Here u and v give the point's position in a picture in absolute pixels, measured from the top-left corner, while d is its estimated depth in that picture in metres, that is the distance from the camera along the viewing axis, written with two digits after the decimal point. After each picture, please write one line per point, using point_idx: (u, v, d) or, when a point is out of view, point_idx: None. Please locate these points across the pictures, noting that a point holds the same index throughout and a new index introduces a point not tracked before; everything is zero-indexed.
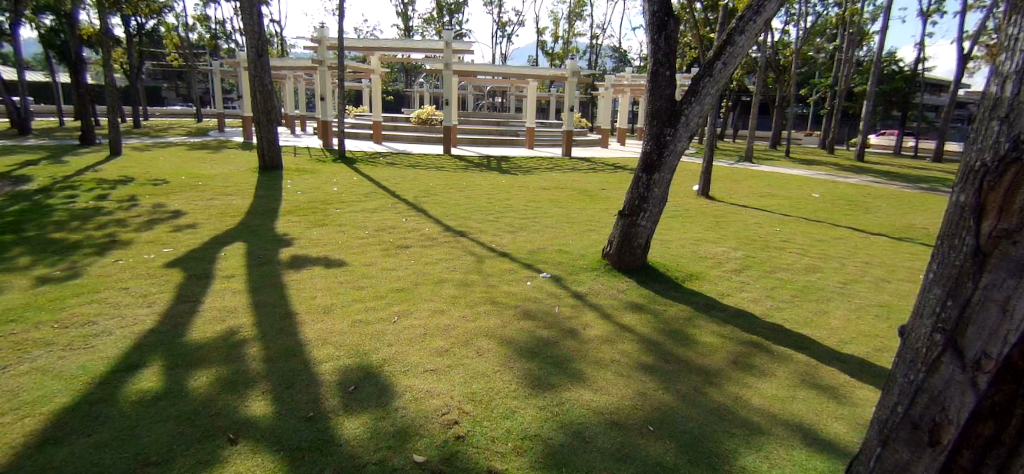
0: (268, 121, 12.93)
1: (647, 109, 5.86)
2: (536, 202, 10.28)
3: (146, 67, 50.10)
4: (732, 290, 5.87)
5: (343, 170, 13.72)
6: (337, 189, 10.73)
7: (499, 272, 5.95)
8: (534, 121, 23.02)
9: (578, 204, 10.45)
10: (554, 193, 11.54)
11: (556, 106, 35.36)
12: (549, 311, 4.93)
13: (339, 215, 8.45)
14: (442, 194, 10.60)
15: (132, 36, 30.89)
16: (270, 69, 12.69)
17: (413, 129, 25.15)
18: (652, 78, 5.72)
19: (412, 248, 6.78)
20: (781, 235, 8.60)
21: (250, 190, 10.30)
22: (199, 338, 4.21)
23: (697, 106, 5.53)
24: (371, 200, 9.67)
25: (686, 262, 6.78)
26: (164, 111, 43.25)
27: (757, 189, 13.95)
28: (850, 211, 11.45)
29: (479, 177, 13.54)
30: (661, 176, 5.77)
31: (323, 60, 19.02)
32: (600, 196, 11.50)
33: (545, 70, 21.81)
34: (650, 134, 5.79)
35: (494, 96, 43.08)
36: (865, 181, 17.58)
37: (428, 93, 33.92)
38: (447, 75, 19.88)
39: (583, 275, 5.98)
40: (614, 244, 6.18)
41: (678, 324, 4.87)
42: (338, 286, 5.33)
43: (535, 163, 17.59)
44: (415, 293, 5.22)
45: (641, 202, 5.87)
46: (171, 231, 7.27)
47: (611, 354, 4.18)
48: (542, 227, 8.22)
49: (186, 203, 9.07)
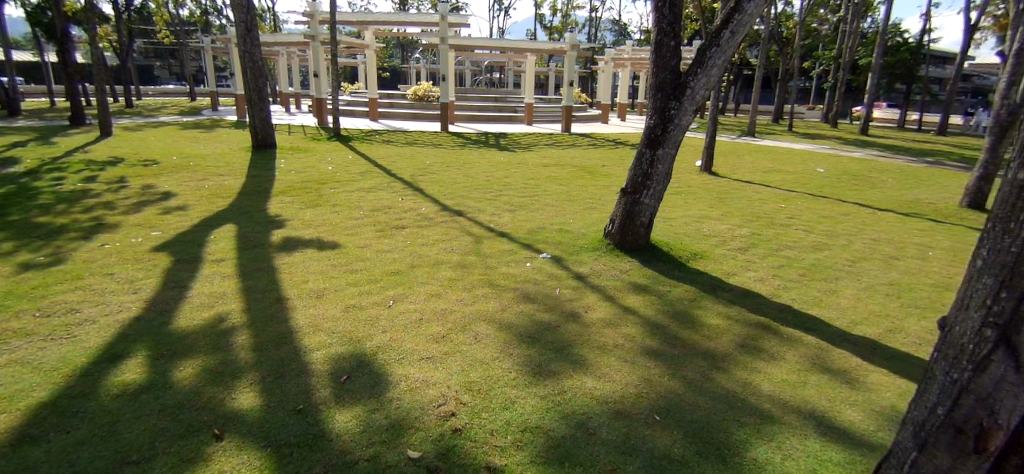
0: (259, 99, 12.62)
1: (650, 82, 5.61)
2: (535, 180, 10.06)
3: (138, 45, 49.18)
4: (737, 270, 5.71)
5: (339, 149, 13.46)
6: (332, 168, 10.49)
7: (498, 253, 5.77)
8: (532, 97, 22.60)
9: (579, 181, 10.23)
10: (554, 170, 11.31)
11: (555, 81, 34.76)
12: (550, 294, 4.76)
13: (334, 195, 8.25)
14: (440, 172, 10.37)
15: (120, 12, 30.16)
16: (260, 44, 12.33)
17: (410, 105, 24.72)
18: (656, 49, 5.46)
19: (409, 229, 6.60)
20: (786, 211, 8.41)
21: (243, 170, 10.07)
22: (185, 326, 4.05)
23: (704, 77, 5.28)
24: (367, 179, 9.45)
25: (689, 240, 6.60)
26: (158, 90, 42.61)
27: (760, 164, 13.71)
28: (855, 186, 11.25)
29: (478, 154, 13.28)
30: (665, 151, 5.55)
31: (316, 35, 18.55)
32: (601, 173, 11.27)
33: (544, 43, 21.31)
34: (654, 108, 5.55)
35: (492, 72, 42.38)
36: (869, 155, 17.31)
37: (424, 69, 33.32)
38: (444, 50, 19.40)
39: (584, 255, 5.80)
40: (616, 223, 5.99)
41: (683, 305, 4.71)
42: (331, 269, 5.16)
43: (535, 139, 17.28)
44: (411, 275, 5.05)
45: (644, 179, 5.66)
46: (160, 214, 7.08)
47: (614, 338, 4.03)
48: (542, 205, 8.03)
49: (176, 184, 8.85)
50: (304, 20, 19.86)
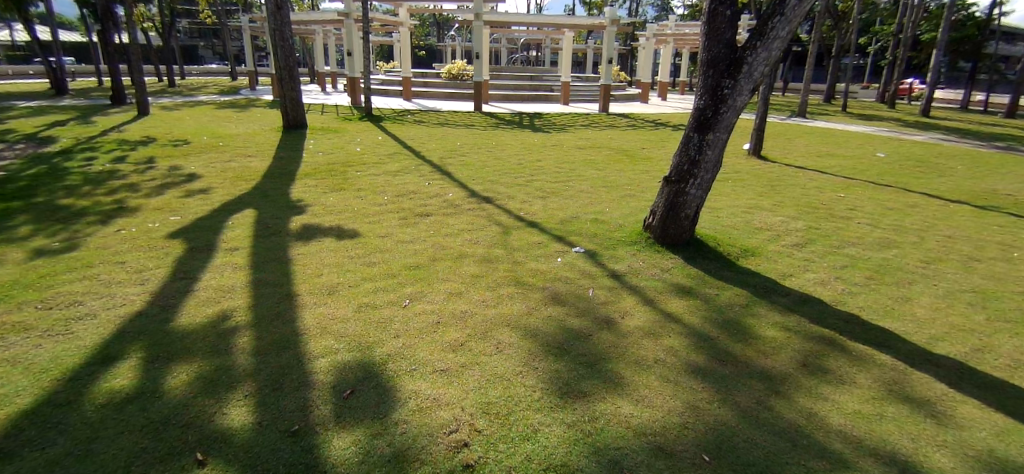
0: (290, 78, 12.38)
1: (701, 57, 5.02)
2: (571, 163, 9.52)
3: (182, 25, 50.17)
4: (795, 271, 5.10)
5: (370, 129, 13.17)
6: (360, 150, 10.19)
7: (527, 245, 5.32)
8: (569, 75, 21.82)
9: (616, 165, 9.63)
10: (590, 153, 10.72)
11: (592, 59, 33.67)
12: (584, 295, 4.30)
13: (359, 178, 7.93)
14: (470, 155, 9.94)
15: None
16: (290, 22, 12.04)
17: (444, 85, 24.27)
18: (710, 19, 4.86)
19: (433, 216, 6.21)
20: (846, 202, 7.64)
21: (271, 150, 9.88)
22: (187, 325, 3.77)
23: (764, 52, 4.67)
24: (394, 162, 9.10)
25: (739, 235, 5.99)
26: (201, 70, 43.42)
27: (813, 148, 12.75)
28: (920, 173, 10.27)
29: (510, 136, 12.76)
30: (717, 136, 4.97)
31: (349, 13, 18.22)
32: (640, 156, 10.61)
33: (582, 19, 20.40)
34: (704, 87, 4.97)
35: (529, 50, 41.41)
36: (933, 139, 15.99)
37: (460, 47, 32.75)
38: (478, 27, 18.76)
39: (622, 251, 5.29)
40: (657, 215, 5.45)
41: (732, 313, 4.18)
42: (347, 261, 4.81)
43: (570, 120, 16.62)
44: (432, 270, 4.66)
45: (691, 166, 5.10)
46: (182, 197, 6.91)
47: (654, 351, 3.55)
48: (576, 192, 7.50)
49: (203, 166, 8.69)
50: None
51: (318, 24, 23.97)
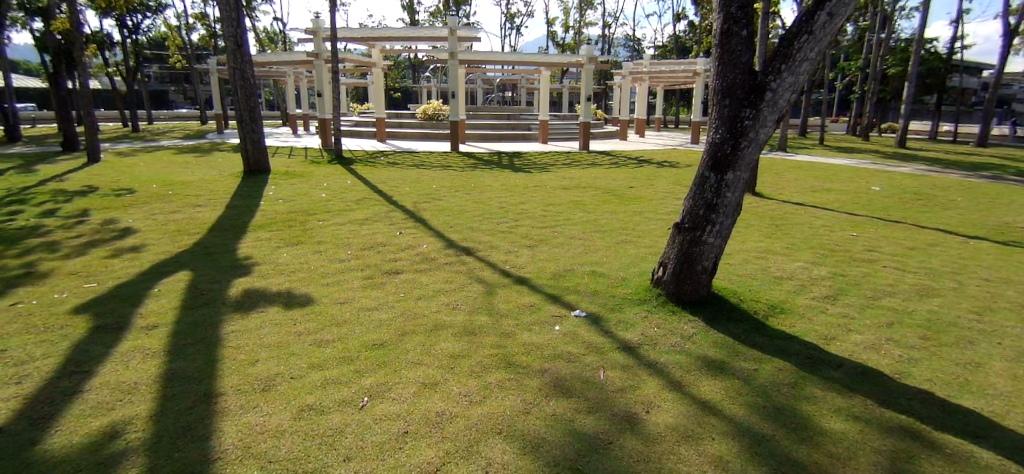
0: (251, 119, 11.46)
1: (713, 85, 4.34)
2: (556, 205, 8.72)
3: (152, 70, 49.23)
4: (836, 334, 4.29)
5: (339, 172, 12.27)
6: (325, 195, 9.25)
7: (517, 309, 4.41)
8: (547, 114, 21.38)
9: (606, 206, 8.89)
10: (575, 194, 9.97)
11: (568, 98, 33.67)
12: (594, 380, 3.38)
13: (321, 228, 7.00)
14: (446, 199, 9.12)
15: (127, 37, 29.70)
16: (251, 60, 11.21)
17: (419, 125, 23.62)
18: (722, 42, 4.20)
19: (404, 273, 5.29)
20: (863, 243, 6.95)
21: (225, 198, 8.90)
22: (58, 449, 2.74)
23: (789, 77, 3.98)
24: (363, 208, 8.21)
25: (760, 288, 5.19)
26: (170, 114, 42.36)
27: (805, 183, 12.24)
28: (923, 207, 9.74)
29: (490, 176, 11.98)
30: (737, 176, 4.21)
31: (319, 52, 17.51)
32: (630, 196, 9.89)
33: (560, 57, 20.05)
34: (719, 118, 4.26)
35: (505, 90, 41.42)
36: (919, 170, 15.70)
37: (435, 88, 32.52)
38: (453, 65, 18.22)
39: (630, 313, 4.41)
40: (668, 270, 4.63)
41: (782, 397, 3.31)
42: (294, 340, 3.84)
43: (551, 159, 16.03)
44: (400, 349, 3.71)
45: (708, 211, 4.31)
46: (107, 258, 5.86)
47: (698, 465, 2.63)
48: (567, 239, 6.69)
49: (143, 219, 7.64)
50: (307, 38, 18.90)
51: (288, 66, 23.30)
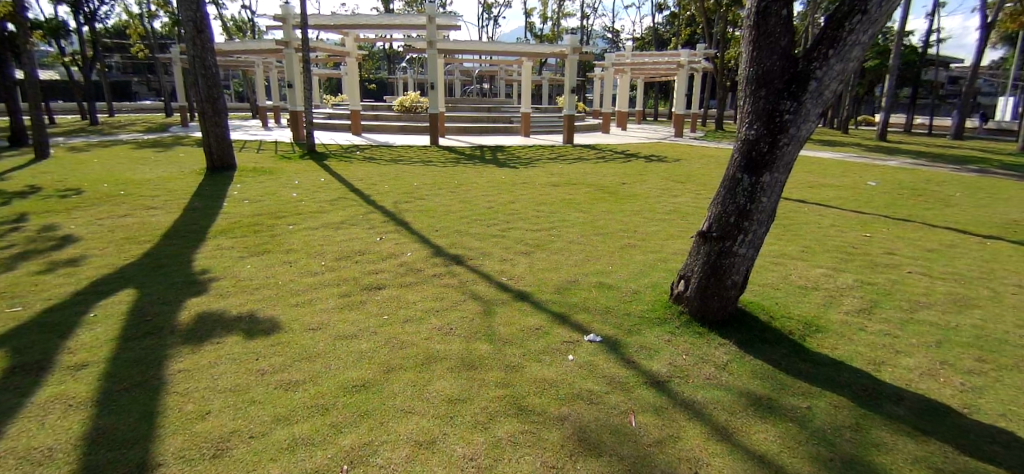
0: (215, 112, 10.61)
1: (745, 73, 3.78)
2: (548, 204, 8.12)
3: (112, 59, 46.87)
4: (883, 359, 3.78)
5: (311, 169, 11.45)
6: (296, 195, 8.47)
7: (521, 334, 3.78)
8: (529, 107, 20.72)
9: (601, 204, 8.32)
10: (566, 191, 9.37)
11: (548, 89, 33.03)
12: (625, 430, 2.78)
13: (291, 234, 6.27)
14: (430, 198, 8.44)
15: (82, 23, 27.95)
16: (213, 47, 10.30)
17: (396, 118, 22.73)
18: (757, 23, 3.63)
19: (386, 288, 4.62)
20: (878, 246, 6.53)
21: (184, 199, 8.06)
22: None
23: (838, 64, 3.44)
24: (339, 210, 7.48)
25: (785, 301, 4.67)
26: (132, 106, 40.38)
27: (799, 178, 11.88)
28: (924, 203, 9.43)
29: (474, 172, 11.31)
30: (774, 178, 3.66)
31: (289, 41, 16.49)
32: (624, 192, 9.34)
33: (542, 47, 19.35)
34: (753, 112, 3.70)
35: (483, 81, 40.53)
36: (907, 164, 15.54)
37: (412, 79, 31.54)
38: (432, 56, 17.40)
39: (651, 337, 3.82)
40: (691, 285, 4.07)
41: (849, 446, 2.77)
42: (256, 381, 3.15)
43: (535, 153, 15.41)
44: (386, 391, 3.05)
45: (739, 218, 3.76)
46: (39, 273, 5.04)
47: None
48: (567, 243, 6.10)
49: (87, 223, 6.77)
50: (276, 26, 17.86)
51: (255, 55, 22.09)
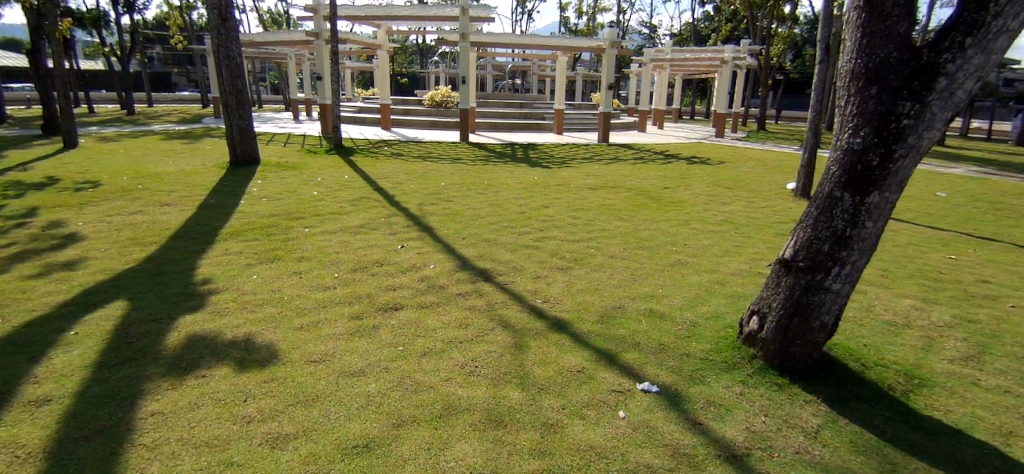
0: (239, 103, 10.22)
1: (849, 67, 3.05)
2: (585, 210, 7.44)
3: (154, 50, 47.83)
4: (1012, 428, 3.01)
5: (336, 164, 11.00)
6: (316, 193, 7.99)
7: (559, 378, 3.14)
8: (563, 103, 19.98)
9: (643, 211, 7.60)
10: (603, 195, 8.68)
11: (582, 86, 32.16)
12: None
13: (305, 238, 5.75)
14: (458, 199, 7.86)
15: (122, 14, 28.32)
16: (238, 37, 9.91)
17: (426, 112, 22.26)
18: (869, 4, 2.91)
19: (404, 310, 4.03)
20: (969, 270, 5.65)
21: (200, 195, 7.66)
22: None
23: (978, 56, 2.67)
24: (360, 211, 6.95)
25: (873, 342, 3.91)
26: (171, 97, 41.12)
27: None
28: (1006, 219, 8.42)
29: (504, 172, 10.68)
30: (883, 198, 2.93)
31: (319, 32, 16.12)
32: (667, 198, 8.58)
33: (579, 41, 18.53)
34: (857, 116, 2.98)
35: (515, 77, 39.83)
36: (974, 172, 14.28)
37: (443, 74, 31.09)
38: (464, 49, 16.82)
39: (718, 388, 3.14)
40: (767, 324, 3.37)
41: None
42: (237, 434, 2.59)
43: (569, 152, 14.72)
44: (392, 456, 2.45)
45: (835, 246, 3.05)
46: (31, 276, 4.63)
47: None
48: (609, 257, 5.43)
49: (95, 220, 6.39)
50: (307, 17, 17.54)
51: (287, 46, 21.86)
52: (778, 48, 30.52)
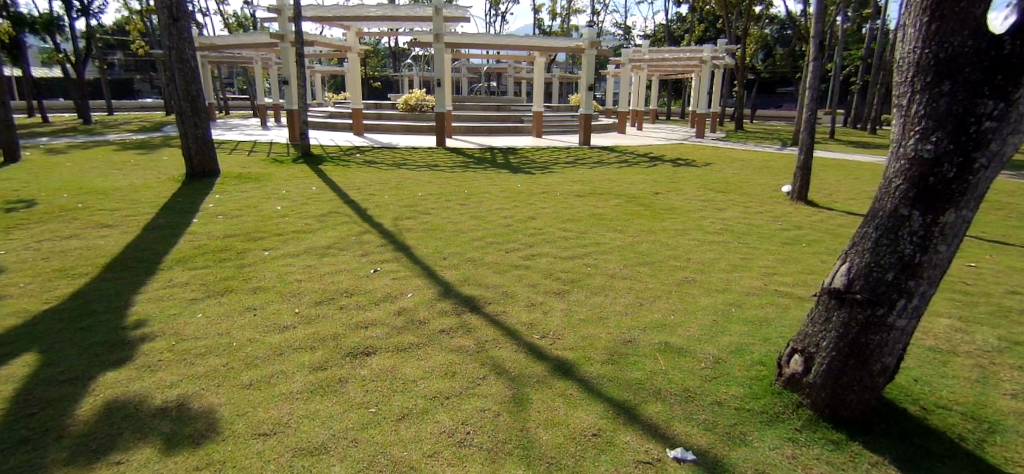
0: (193, 111, 9.31)
1: (913, 59, 2.52)
2: (575, 221, 6.87)
3: (114, 57, 45.87)
4: None
5: (304, 174, 10.24)
6: (280, 208, 7.26)
7: (572, 447, 2.53)
8: (542, 105, 19.44)
9: (638, 221, 7.06)
10: (593, 203, 8.12)
11: (559, 87, 31.74)
12: None
13: (264, 264, 5.05)
14: (437, 212, 7.22)
15: (75, 18, 26.84)
16: (192, 38, 9.07)
17: (400, 117, 21.50)
18: None
19: (377, 355, 3.37)
20: (993, 280, 5.24)
21: (148, 214, 6.86)
22: None
23: None
24: (328, 229, 6.25)
25: (922, 376, 3.40)
26: (132, 105, 39.40)
27: (850, 186, 10.57)
28: (1007, 219, 8.13)
29: (485, 179, 10.06)
30: (961, 216, 2.42)
31: (284, 34, 15.24)
32: (661, 204, 8.07)
33: (557, 41, 17.96)
34: (926, 119, 2.45)
35: (491, 79, 39.18)
36: None
37: (417, 77, 30.31)
38: (438, 51, 16.14)
39: (766, 451, 2.58)
40: (815, 367, 2.86)
41: None
42: None
43: (551, 156, 14.16)
44: None
45: (901, 276, 2.53)
46: None
47: None
48: (608, 277, 4.86)
49: (20, 246, 5.57)
50: (272, 18, 16.62)
51: (252, 50, 20.84)
52: (753, 47, 30.52)
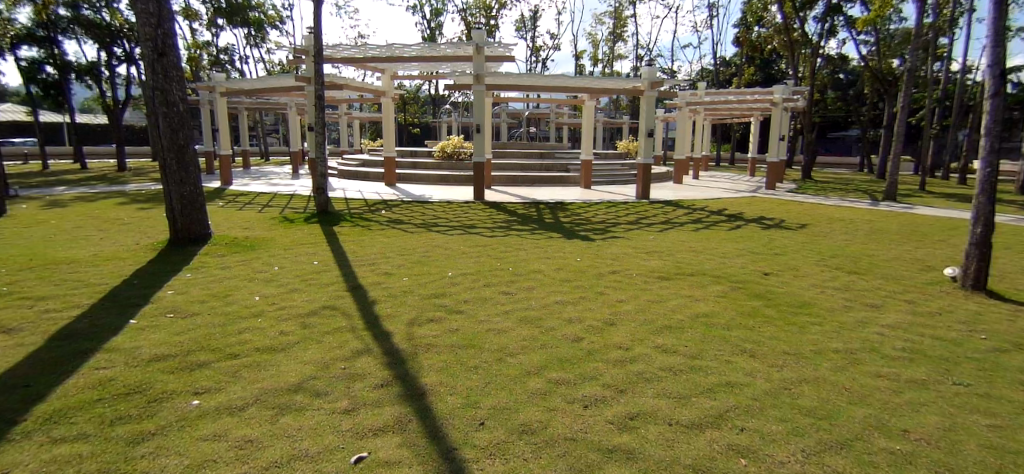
0: (179, 164, 7.58)
1: None
2: (677, 330, 4.62)
3: None
4: None
5: (313, 240, 8.37)
6: (259, 299, 5.28)
7: None
8: (591, 153, 17.45)
9: (769, 328, 4.76)
10: (685, 290, 5.88)
11: (603, 132, 29.87)
12: None
13: (175, 433, 2.96)
14: (471, 309, 5.10)
15: (117, 65, 26.72)
16: (181, 77, 7.44)
17: (435, 165, 19.88)
18: None
19: None
20: None
21: (80, 307, 5.02)
22: None
23: None
24: (311, 343, 4.20)
25: None
26: None
27: (1014, 262, 7.98)
28: None
29: (533, 248, 7.97)
30: None
31: (310, 76, 13.84)
32: (785, 296, 5.77)
33: (611, 82, 15.86)
34: None
35: (531, 126, 37.79)
36: None
37: (456, 124, 28.97)
38: (478, 94, 14.41)
39: None
40: None
41: None
42: None
43: (608, 213, 12.01)
44: None
45: None
46: None
47: None
48: None
49: None
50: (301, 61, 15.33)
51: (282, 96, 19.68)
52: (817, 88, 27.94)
